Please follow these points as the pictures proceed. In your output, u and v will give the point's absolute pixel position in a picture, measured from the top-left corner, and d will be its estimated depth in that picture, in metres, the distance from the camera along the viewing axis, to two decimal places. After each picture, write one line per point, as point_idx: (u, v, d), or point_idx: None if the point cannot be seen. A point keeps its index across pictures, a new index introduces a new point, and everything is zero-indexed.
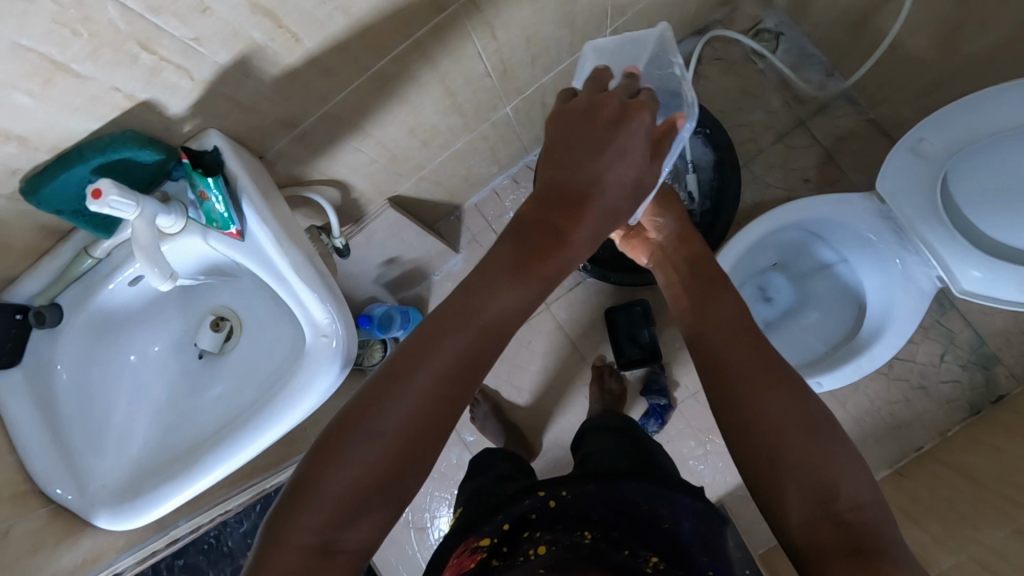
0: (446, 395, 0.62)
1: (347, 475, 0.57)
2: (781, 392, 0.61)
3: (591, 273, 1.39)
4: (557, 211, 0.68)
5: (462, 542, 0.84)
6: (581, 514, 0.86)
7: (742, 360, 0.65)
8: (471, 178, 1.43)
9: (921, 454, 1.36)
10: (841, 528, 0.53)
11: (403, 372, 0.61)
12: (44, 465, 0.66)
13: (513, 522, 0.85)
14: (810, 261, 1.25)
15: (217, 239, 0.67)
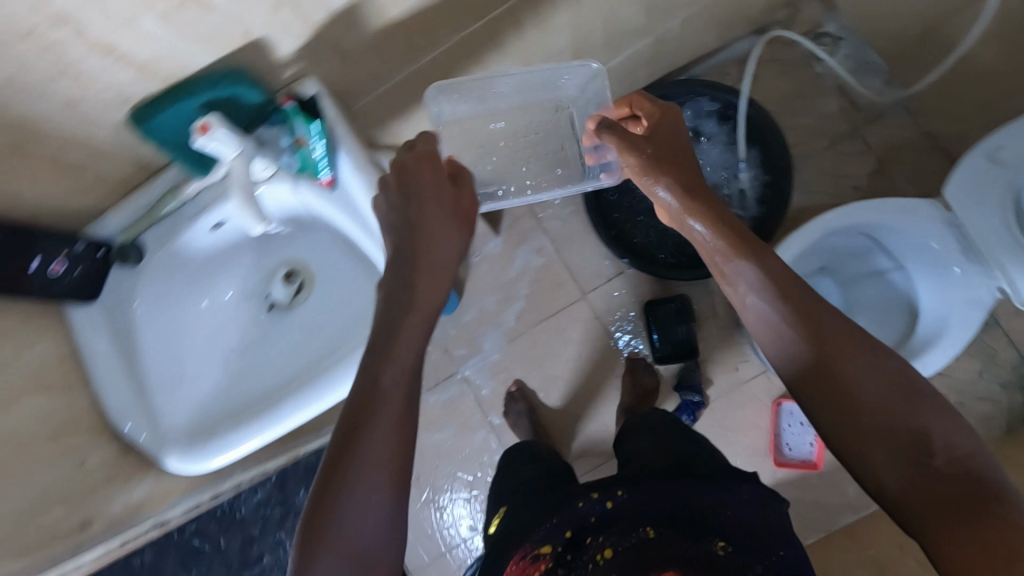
0: (406, 432, 0.60)
1: (360, 507, 0.57)
2: (856, 357, 0.62)
3: (635, 266, 1.38)
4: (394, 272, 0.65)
5: (526, 552, 0.89)
6: (638, 513, 0.88)
7: (822, 320, 0.65)
8: None
9: None
10: (940, 484, 0.56)
11: (361, 433, 0.58)
12: (119, 401, 0.67)
13: (574, 529, 0.89)
14: (861, 266, 1.24)
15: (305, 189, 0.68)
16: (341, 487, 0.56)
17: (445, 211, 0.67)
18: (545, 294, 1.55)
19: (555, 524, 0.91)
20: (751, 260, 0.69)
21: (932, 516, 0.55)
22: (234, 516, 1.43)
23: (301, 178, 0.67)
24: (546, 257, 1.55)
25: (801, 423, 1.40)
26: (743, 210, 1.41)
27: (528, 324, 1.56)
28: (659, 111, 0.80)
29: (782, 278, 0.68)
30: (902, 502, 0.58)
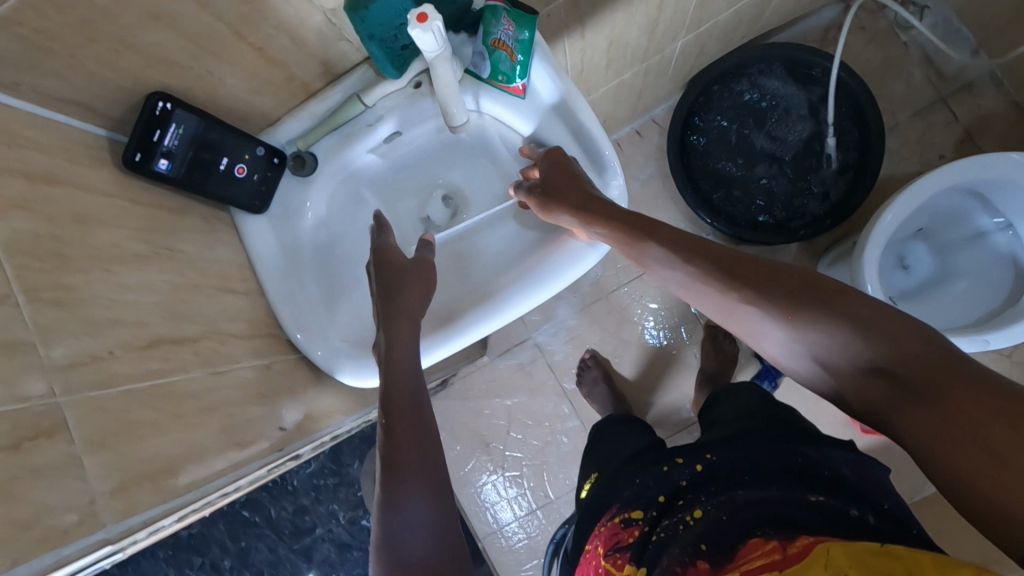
0: (426, 434, 0.61)
1: (399, 510, 0.56)
2: (759, 284, 0.59)
3: (721, 228, 1.37)
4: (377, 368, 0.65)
5: (616, 513, 0.72)
6: (734, 474, 0.67)
7: (744, 274, 0.60)
8: (606, 121, 1.41)
9: None
10: (907, 387, 0.51)
11: (398, 443, 0.59)
12: (292, 309, 0.67)
13: (668, 493, 0.70)
14: (961, 230, 1.23)
15: (490, 97, 0.69)
16: (392, 520, 0.56)
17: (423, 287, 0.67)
18: (622, 260, 1.54)
19: (644, 486, 0.72)
20: (638, 244, 0.66)
21: (908, 415, 0.51)
22: (285, 486, 1.23)
23: (493, 85, 0.66)
24: None
25: None
26: (829, 179, 1.40)
27: (603, 291, 1.55)
28: (549, 160, 0.70)
29: (675, 249, 0.64)
30: (879, 413, 0.54)
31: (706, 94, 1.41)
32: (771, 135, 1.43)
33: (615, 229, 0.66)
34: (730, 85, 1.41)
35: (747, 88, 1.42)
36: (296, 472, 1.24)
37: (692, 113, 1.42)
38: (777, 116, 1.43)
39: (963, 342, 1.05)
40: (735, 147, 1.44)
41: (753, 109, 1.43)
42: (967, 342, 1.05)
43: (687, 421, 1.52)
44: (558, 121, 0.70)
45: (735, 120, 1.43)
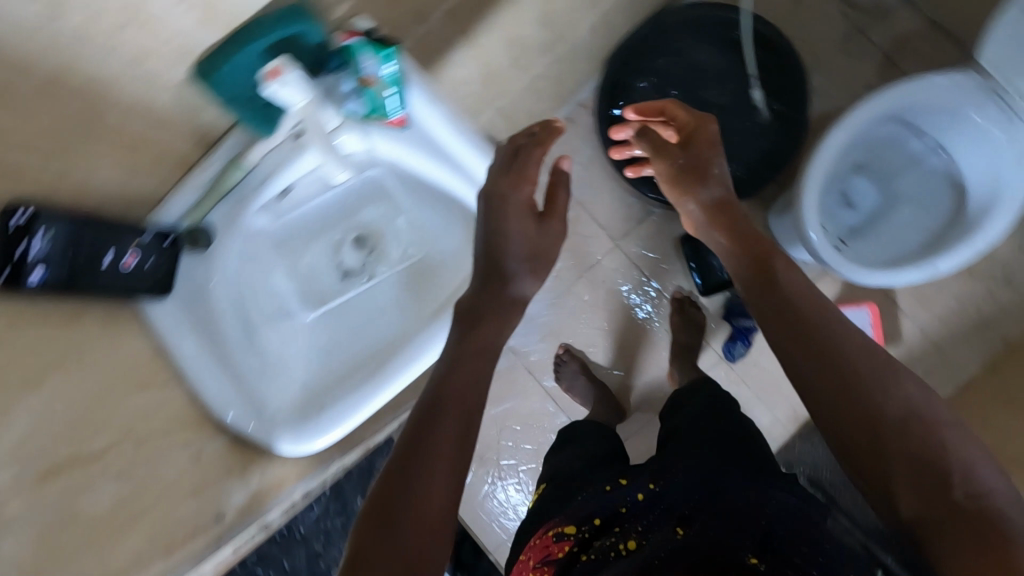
0: (466, 438, 0.65)
1: (417, 490, 0.59)
2: (880, 387, 0.62)
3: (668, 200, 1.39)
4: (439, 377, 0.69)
5: (551, 528, 0.84)
6: (673, 506, 0.77)
7: (862, 356, 0.64)
8: (532, 115, 1.39)
9: (1010, 347, 1.37)
10: (954, 519, 0.56)
11: (444, 407, 0.65)
12: (218, 391, 0.82)
13: (604, 516, 0.81)
14: (896, 158, 1.24)
15: (376, 134, 0.81)
16: (405, 491, 0.59)
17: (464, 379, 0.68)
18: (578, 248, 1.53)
19: (589, 503, 0.84)
20: (780, 273, 0.72)
21: (950, 540, 0.56)
22: (294, 535, 1.23)
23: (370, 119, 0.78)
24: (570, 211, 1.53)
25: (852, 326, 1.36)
26: (763, 121, 1.40)
27: (565, 283, 1.53)
28: (683, 121, 0.86)
29: (816, 306, 0.69)
30: (922, 524, 0.58)
31: (627, 67, 1.38)
32: (699, 97, 1.42)
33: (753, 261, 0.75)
34: (648, 54, 1.39)
35: (665, 55, 1.40)
36: (300, 520, 1.23)
37: (618, 88, 1.39)
38: (700, 77, 1.42)
39: (913, 275, 1.05)
40: (666, 115, 1.42)
41: (675, 75, 1.41)
42: (918, 273, 1.05)
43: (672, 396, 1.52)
44: (429, 147, 0.85)
45: (661, 88, 1.42)
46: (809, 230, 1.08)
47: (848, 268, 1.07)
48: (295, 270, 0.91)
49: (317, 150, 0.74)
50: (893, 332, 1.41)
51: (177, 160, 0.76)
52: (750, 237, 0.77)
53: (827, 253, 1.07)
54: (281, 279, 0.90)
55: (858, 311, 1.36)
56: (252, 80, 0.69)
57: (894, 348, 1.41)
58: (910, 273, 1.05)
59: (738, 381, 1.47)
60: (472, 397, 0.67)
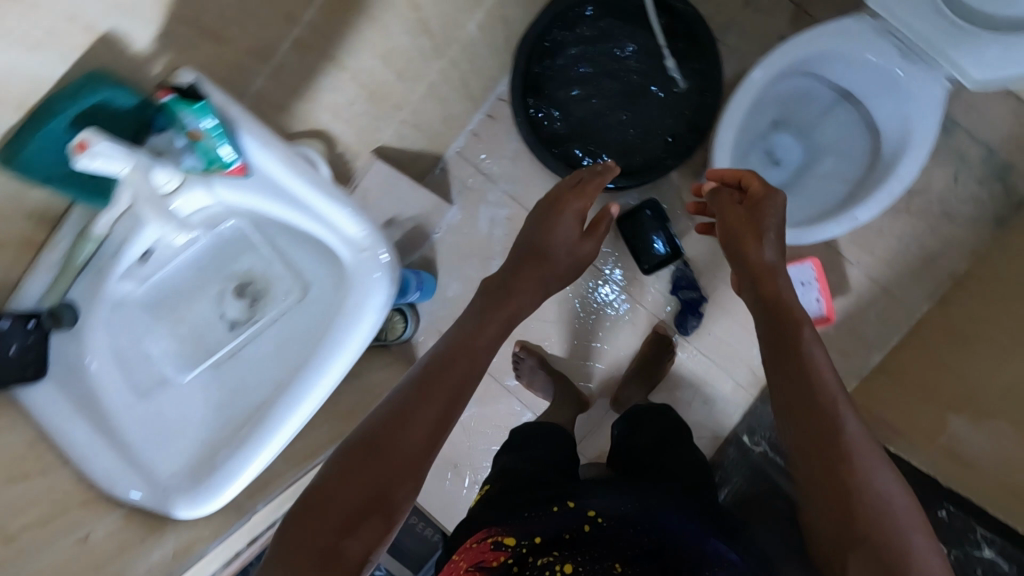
0: (447, 416, 0.78)
1: (407, 439, 0.74)
2: (866, 467, 0.68)
3: (596, 184, 1.36)
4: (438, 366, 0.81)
5: (490, 536, 0.89)
6: (615, 544, 0.88)
7: (862, 447, 0.69)
8: (447, 119, 1.38)
9: (958, 279, 1.36)
10: None
11: (434, 386, 0.79)
12: (108, 466, 0.82)
13: (546, 537, 0.88)
14: (813, 109, 1.22)
15: (221, 184, 0.76)
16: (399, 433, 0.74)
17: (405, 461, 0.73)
18: None
19: (534, 521, 0.90)
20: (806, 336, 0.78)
21: None
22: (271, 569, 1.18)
23: (210, 172, 0.72)
24: (506, 208, 1.51)
25: (801, 283, 1.36)
26: (681, 90, 1.37)
27: None
28: (757, 190, 0.92)
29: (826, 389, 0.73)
30: None
31: (536, 59, 1.37)
32: (615, 75, 1.40)
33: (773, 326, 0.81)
34: (555, 42, 1.37)
35: (572, 39, 1.38)
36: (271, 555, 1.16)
37: (533, 84, 1.39)
38: (612, 54, 1.39)
39: (830, 230, 1.05)
40: (585, 99, 1.41)
41: (587, 57, 1.39)
42: (836, 228, 1.04)
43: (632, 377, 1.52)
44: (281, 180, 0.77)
45: (575, 73, 1.40)
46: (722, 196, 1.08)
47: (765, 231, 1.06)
48: (181, 329, 0.90)
49: (152, 215, 0.73)
50: (840, 281, 1.41)
51: (20, 244, 0.72)
52: (787, 305, 0.82)
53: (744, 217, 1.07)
54: (167, 339, 0.89)
55: (804, 267, 1.36)
56: (63, 157, 0.62)
57: (843, 297, 1.41)
58: (828, 227, 1.05)
59: (697, 353, 1.46)
60: (465, 381, 0.81)
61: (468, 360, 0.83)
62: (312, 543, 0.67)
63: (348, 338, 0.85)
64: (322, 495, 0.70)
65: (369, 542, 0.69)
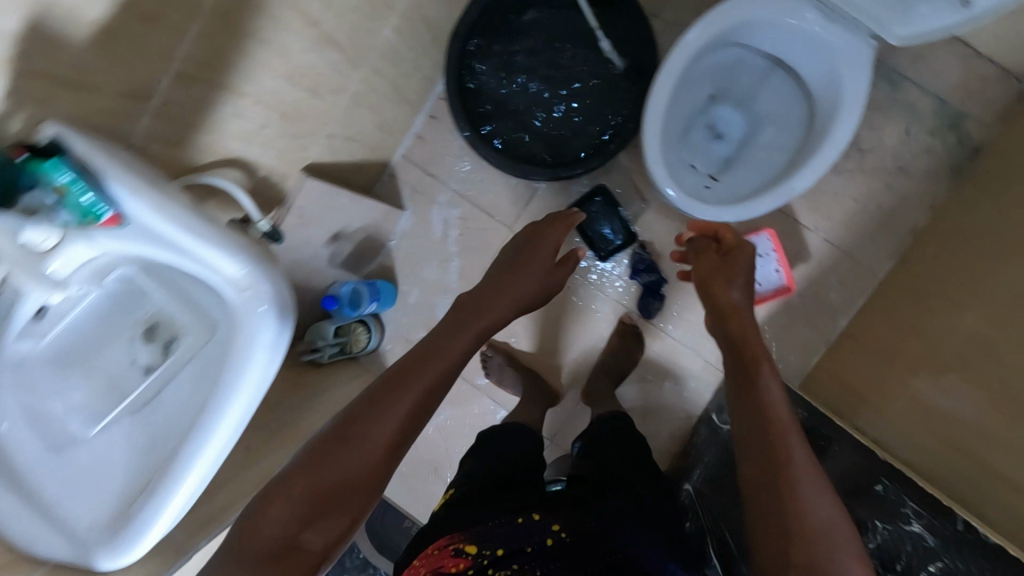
0: (416, 413, 0.85)
1: (379, 429, 0.81)
2: (804, 498, 0.70)
3: (543, 176, 1.33)
4: (405, 367, 0.88)
5: (452, 542, 0.92)
6: (579, 560, 0.89)
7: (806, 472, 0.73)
8: (385, 125, 1.36)
9: (918, 234, 1.34)
10: None
11: (404, 381, 0.87)
12: (17, 528, 0.70)
13: (508, 550, 0.90)
14: (748, 79, 1.19)
15: (101, 235, 0.69)
16: (372, 424, 0.81)
17: (363, 458, 0.78)
18: (474, 242, 1.50)
19: (501, 530, 0.92)
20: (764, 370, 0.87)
21: None
22: None
23: (87, 225, 0.66)
24: (458, 208, 1.50)
25: (759, 256, 1.35)
26: (618, 70, 1.34)
27: (471, 280, 1.51)
28: (730, 241, 1.04)
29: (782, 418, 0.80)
30: None
31: (469, 55, 1.33)
32: (551, 63, 1.37)
33: (737, 358, 0.92)
34: (486, 35, 1.34)
35: (504, 30, 1.34)
36: None
37: (469, 80, 1.36)
38: (546, 42, 1.36)
39: (771, 203, 1.03)
40: (524, 91, 1.38)
41: (521, 47, 1.36)
42: (776, 201, 1.02)
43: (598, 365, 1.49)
44: (161, 228, 0.69)
45: (511, 65, 1.37)
46: (659, 180, 1.06)
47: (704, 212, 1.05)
48: (81, 382, 0.78)
49: (30, 284, 0.66)
50: (798, 249, 1.39)
51: None
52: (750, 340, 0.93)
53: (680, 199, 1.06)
54: (71, 389, 0.77)
55: (762, 240, 1.33)
56: None
57: (803, 265, 1.39)
58: (768, 201, 1.03)
59: (662, 335, 1.45)
60: (436, 377, 0.89)
61: (435, 359, 0.91)
62: (278, 526, 0.72)
63: (241, 376, 0.73)
64: (290, 474, 0.76)
65: (326, 530, 0.74)
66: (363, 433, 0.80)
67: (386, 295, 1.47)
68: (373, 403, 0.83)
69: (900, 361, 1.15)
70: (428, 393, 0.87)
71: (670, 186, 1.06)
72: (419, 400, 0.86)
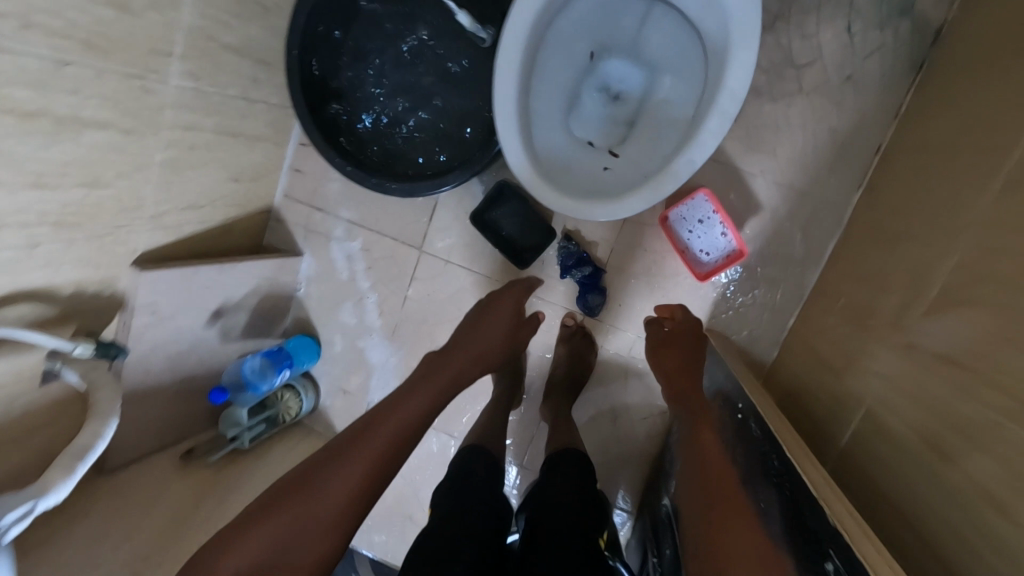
0: (392, 449, 0.87)
1: (347, 470, 0.82)
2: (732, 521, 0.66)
3: (426, 190, 1.14)
4: (381, 410, 0.92)
5: None
6: None
7: (731, 491, 0.71)
8: (244, 174, 1.18)
9: (883, 153, 1.11)
10: None
11: (379, 423, 0.89)
12: None
13: None
14: (628, 21, 0.97)
15: None
16: (340, 466, 0.82)
17: (332, 505, 0.79)
18: (386, 273, 1.33)
19: None
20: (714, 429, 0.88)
21: None
22: None
23: None
24: (358, 239, 1.32)
25: (702, 223, 1.15)
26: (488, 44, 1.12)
27: (394, 314, 1.35)
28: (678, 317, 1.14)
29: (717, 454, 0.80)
30: None
31: (314, 74, 1.13)
32: (411, 54, 1.15)
33: (688, 412, 0.93)
34: (325, 47, 1.13)
35: (343, 35, 1.13)
36: None
37: (327, 106, 1.16)
38: (396, 32, 1.14)
39: (682, 176, 0.84)
40: (394, 97, 1.18)
41: (371, 47, 1.15)
42: (685, 172, 0.84)
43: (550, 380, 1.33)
44: None
45: (369, 72, 1.17)
46: (539, 192, 0.87)
47: (602, 212, 0.86)
48: None
49: None
50: (746, 200, 1.18)
51: None
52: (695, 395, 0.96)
53: (572, 205, 0.87)
54: None
55: (703, 203, 1.12)
56: None
57: (755, 217, 1.18)
58: (674, 176, 0.84)
59: (614, 330, 1.28)
60: (412, 416, 0.92)
61: (411, 398, 0.94)
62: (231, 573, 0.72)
63: None
64: (253, 516, 0.78)
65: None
66: (335, 478, 0.81)
67: (304, 353, 1.36)
68: (339, 453, 0.84)
69: (867, 323, 0.95)
70: (405, 432, 0.89)
71: (555, 192, 0.87)
72: (393, 440, 0.88)
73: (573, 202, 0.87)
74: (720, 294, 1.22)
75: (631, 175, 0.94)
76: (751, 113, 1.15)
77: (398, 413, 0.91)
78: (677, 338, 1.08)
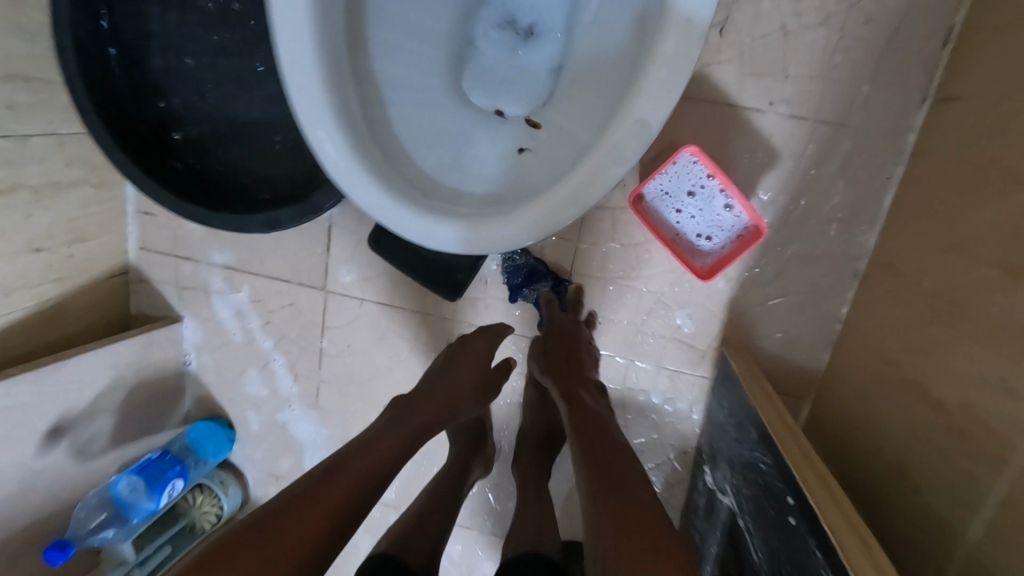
0: (360, 494, 0.62)
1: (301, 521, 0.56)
2: None
3: (298, 219, 0.82)
4: (348, 448, 0.67)
5: None
6: None
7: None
8: (60, 240, 0.86)
9: (956, 45, 0.73)
10: None
11: (346, 464, 0.64)
12: None
13: None
14: None
15: None
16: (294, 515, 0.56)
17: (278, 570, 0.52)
18: (288, 326, 1.01)
19: None
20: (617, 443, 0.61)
21: None
22: None
23: None
24: (243, 288, 1.00)
25: (694, 196, 0.79)
26: None
27: (311, 374, 1.03)
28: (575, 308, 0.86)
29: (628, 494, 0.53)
30: None
31: (119, 91, 0.82)
32: (237, 29, 0.82)
33: (582, 422, 0.65)
34: (120, 66, 0.82)
35: (135, 35, 0.81)
36: None
37: (177, 153, 0.86)
38: (202, 6, 0.81)
39: (643, 141, 0.49)
40: (249, 96, 0.86)
41: (182, 35, 0.82)
42: (647, 136, 0.49)
43: (518, 427, 1.00)
44: None
45: (197, 74, 0.84)
46: (431, 225, 0.54)
47: (534, 229, 0.52)
48: None
49: None
50: (754, 149, 0.80)
51: None
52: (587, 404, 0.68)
53: (484, 230, 0.54)
54: None
55: (692, 166, 0.77)
56: None
57: (771, 170, 0.81)
58: (630, 144, 0.50)
59: None
60: (386, 455, 0.67)
61: (384, 438, 0.70)
62: None
63: None
64: None
65: None
66: (289, 529, 0.55)
67: (209, 447, 1.04)
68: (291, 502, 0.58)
69: (972, 319, 0.58)
70: (381, 472, 0.65)
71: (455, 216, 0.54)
72: (363, 480, 0.63)
73: (483, 224, 0.54)
74: (736, 288, 0.86)
75: (568, 144, 0.59)
76: (743, 20, 0.77)
77: (375, 451, 0.67)
78: (570, 341, 0.79)
